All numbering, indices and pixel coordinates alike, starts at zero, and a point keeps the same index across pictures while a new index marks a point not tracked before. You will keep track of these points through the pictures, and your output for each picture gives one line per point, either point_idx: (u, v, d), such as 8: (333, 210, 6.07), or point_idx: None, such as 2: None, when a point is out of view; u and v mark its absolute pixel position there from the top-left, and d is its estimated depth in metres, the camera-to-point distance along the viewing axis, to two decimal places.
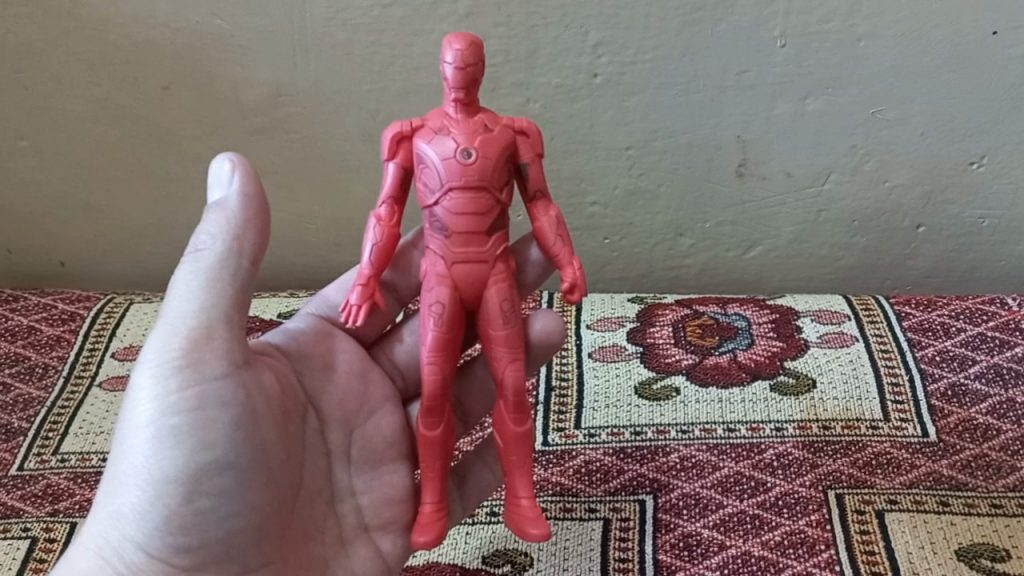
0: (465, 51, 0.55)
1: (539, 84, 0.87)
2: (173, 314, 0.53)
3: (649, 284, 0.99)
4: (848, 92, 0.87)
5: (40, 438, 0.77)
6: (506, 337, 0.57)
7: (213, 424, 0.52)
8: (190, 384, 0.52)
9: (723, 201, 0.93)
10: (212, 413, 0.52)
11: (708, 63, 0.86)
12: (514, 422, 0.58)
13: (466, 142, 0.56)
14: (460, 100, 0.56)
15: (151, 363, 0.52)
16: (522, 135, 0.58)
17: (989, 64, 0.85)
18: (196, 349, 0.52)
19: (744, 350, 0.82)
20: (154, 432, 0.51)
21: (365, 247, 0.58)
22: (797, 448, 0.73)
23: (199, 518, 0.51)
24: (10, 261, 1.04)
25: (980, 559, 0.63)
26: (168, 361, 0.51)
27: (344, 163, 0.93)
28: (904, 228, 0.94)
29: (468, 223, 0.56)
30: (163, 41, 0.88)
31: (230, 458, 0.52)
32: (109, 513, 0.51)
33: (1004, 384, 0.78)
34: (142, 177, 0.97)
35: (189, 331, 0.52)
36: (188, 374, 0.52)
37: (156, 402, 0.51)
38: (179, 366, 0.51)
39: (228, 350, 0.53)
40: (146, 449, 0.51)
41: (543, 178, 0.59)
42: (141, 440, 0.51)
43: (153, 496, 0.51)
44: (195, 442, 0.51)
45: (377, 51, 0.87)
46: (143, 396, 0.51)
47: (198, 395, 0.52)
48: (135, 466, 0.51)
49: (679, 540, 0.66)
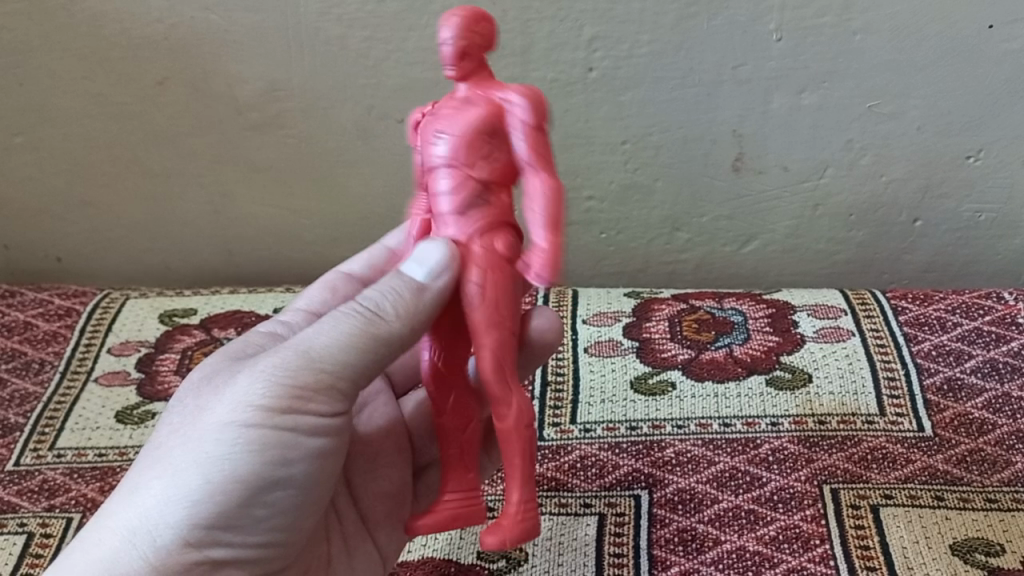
0: (460, 24, 0.48)
1: (534, 78, 0.87)
2: (311, 340, 0.51)
3: (645, 278, 0.99)
4: (843, 86, 0.86)
5: (37, 433, 0.77)
6: (489, 319, 0.48)
7: (297, 456, 0.51)
8: (305, 407, 0.50)
9: (719, 196, 0.93)
10: (303, 444, 0.51)
11: (704, 57, 0.86)
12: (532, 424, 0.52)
13: (459, 117, 0.48)
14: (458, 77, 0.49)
15: (270, 375, 0.50)
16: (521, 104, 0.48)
17: (985, 58, 0.84)
18: (320, 375, 0.50)
19: (740, 345, 0.82)
20: (245, 436, 0.49)
21: None
22: (792, 443, 0.73)
23: (247, 523, 0.50)
24: (8, 257, 1.04)
25: (975, 554, 0.63)
26: (289, 375, 0.50)
27: (340, 158, 0.93)
28: (901, 223, 0.94)
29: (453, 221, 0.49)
30: (157, 37, 0.88)
31: (297, 481, 0.52)
32: (153, 497, 0.49)
33: (999, 378, 0.77)
34: (137, 172, 0.97)
35: (315, 365, 0.50)
36: (306, 397, 0.50)
37: (258, 414, 0.50)
38: (299, 386, 0.50)
39: (341, 393, 0.52)
40: (230, 447, 0.49)
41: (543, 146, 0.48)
42: (227, 438, 0.49)
43: (214, 491, 0.49)
44: (280, 460, 0.50)
45: (371, 46, 0.87)
46: (245, 406, 0.50)
47: (297, 424, 0.50)
48: (203, 459, 0.49)
49: (674, 535, 0.66)
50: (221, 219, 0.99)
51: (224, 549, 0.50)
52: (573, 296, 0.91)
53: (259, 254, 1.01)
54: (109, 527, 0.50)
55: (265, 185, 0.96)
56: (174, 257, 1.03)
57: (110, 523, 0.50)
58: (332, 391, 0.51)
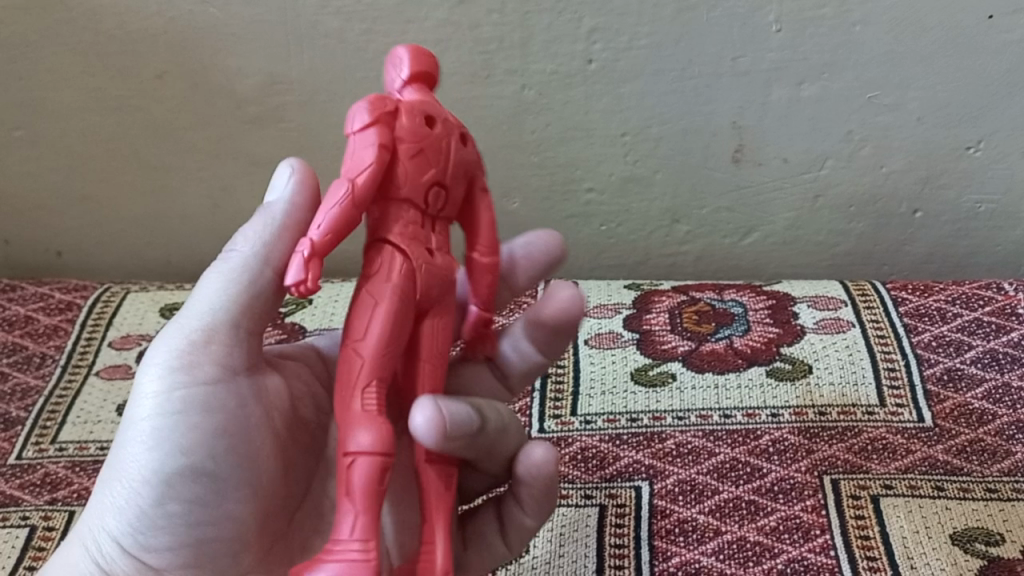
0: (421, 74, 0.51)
1: (533, 71, 0.87)
2: (188, 310, 0.51)
3: (646, 271, 0.99)
4: (843, 77, 0.86)
5: (38, 427, 0.77)
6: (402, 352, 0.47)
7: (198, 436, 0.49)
8: (180, 386, 0.50)
9: (719, 188, 0.93)
10: (198, 426, 0.49)
11: (703, 49, 0.86)
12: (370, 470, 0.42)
13: None
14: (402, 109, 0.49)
15: (154, 362, 0.51)
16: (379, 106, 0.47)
17: (984, 49, 0.84)
18: (193, 350, 0.50)
19: (740, 337, 0.82)
20: (144, 429, 0.50)
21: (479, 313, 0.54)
22: (792, 434, 0.73)
23: (170, 521, 0.50)
24: (8, 252, 1.04)
25: (975, 543, 0.63)
26: (166, 358, 0.50)
27: (339, 151, 0.93)
28: (900, 214, 0.94)
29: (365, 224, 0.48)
30: (157, 31, 0.88)
31: (208, 468, 0.49)
32: (94, 508, 0.52)
33: (1000, 369, 0.78)
34: (137, 167, 0.97)
35: (189, 335, 0.50)
36: (181, 375, 0.50)
37: (148, 403, 0.50)
38: (174, 366, 0.50)
39: (223, 357, 0.51)
40: (133, 443, 0.50)
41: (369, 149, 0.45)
42: (132, 434, 0.50)
43: (132, 492, 0.50)
44: (174, 447, 0.49)
45: (371, 39, 0.87)
46: (139, 396, 0.51)
47: (184, 403, 0.49)
48: (116, 463, 0.51)
49: (675, 525, 0.66)
50: (221, 212, 0.99)
51: (159, 543, 0.51)
52: None
53: None
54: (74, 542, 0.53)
55: (264, 179, 0.96)
56: (174, 251, 1.03)
57: (76, 539, 0.53)
58: (213, 361, 0.50)
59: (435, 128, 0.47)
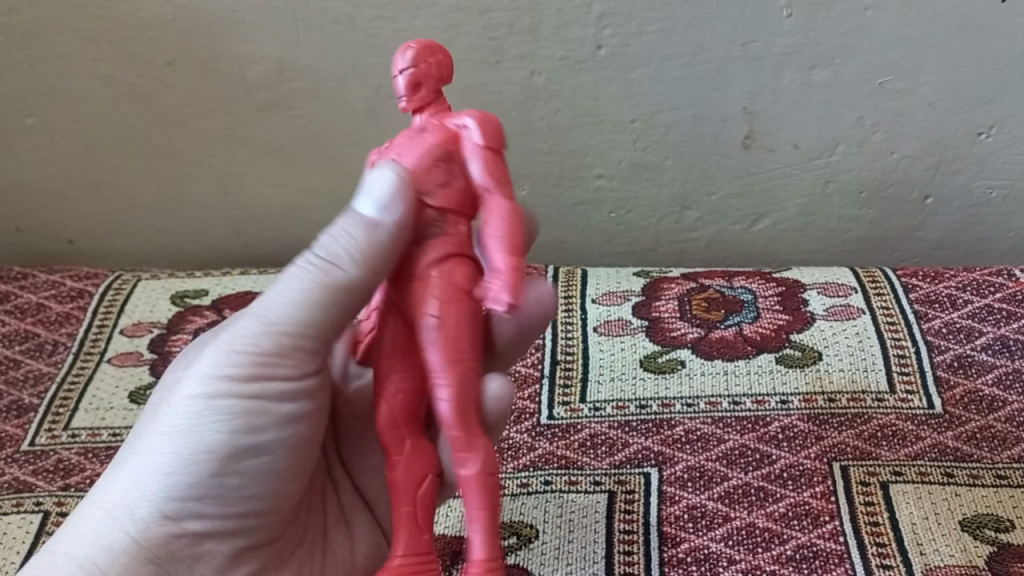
0: (420, 53, 0.48)
1: (542, 57, 0.87)
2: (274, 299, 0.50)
3: (655, 257, 0.99)
4: (855, 62, 0.86)
5: (51, 413, 0.78)
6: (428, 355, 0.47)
7: (268, 420, 0.50)
8: (259, 369, 0.49)
9: (729, 174, 0.93)
10: (271, 409, 0.50)
11: (714, 35, 0.85)
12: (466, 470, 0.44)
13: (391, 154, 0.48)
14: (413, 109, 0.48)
15: (235, 341, 0.49)
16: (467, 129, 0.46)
17: (998, 32, 0.84)
18: (280, 338, 0.49)
19: (749, 324, 0.82)
20: (214, 405, 0.49)
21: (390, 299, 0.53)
22: (802, 421, 0.73)
23: (221, 495, 0.49)
24: (19, 239, 1.05)
25: (985, 529, 0.63)
26: (250, 339, 0.49)
27: (349, 138, 0.93)
28: (912, 200, 0.93)
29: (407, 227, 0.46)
30: (166, 17, 0.88)
31: (269, 454, 0.50)
32: (129, 471, 0.50)
33: (1010, 356, 0.77)
34: (148, 154, 0.98)
35: (275, 324, 0.49)
36: (264, 358, 0.49)
37: (222, 379, 0.49)
38: (258, 348, 0.49)
39: (302, 351, 0.50)
40: (200, 417, 0.49)
41: (500, 173, 0.46)
42: (200, 408, 0.49)
43: (188, 463, 0.48)
44: (246, 426, 0.49)
45: (380, 25, 0.87)
46: (211, 371, 0.49)
47: (265, 390, 0.49)
48: (169, 432, 0.49)
49: (684, 512, 0.66)
50: (231, 199, 0.99)
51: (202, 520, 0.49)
52: (582, 275, 0.91)
53: (269, 234, 1.01)
54: (94, 506, 0.50)
55: (274, 165, 0.96)
56: (184, 239, 1.03)
57: (97, 501, 0.50)
58: (299, 353, 0.50)
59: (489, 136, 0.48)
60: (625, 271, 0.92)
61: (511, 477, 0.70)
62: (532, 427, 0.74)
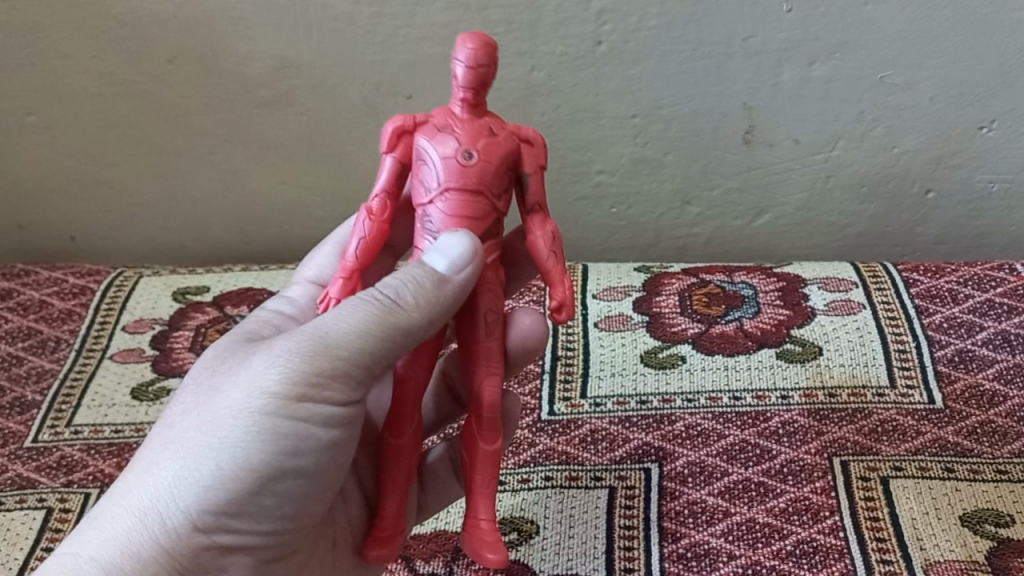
0: (479, 51, 0.51)
1: (542, 52, 0.87)
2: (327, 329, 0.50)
3: (655, 252, 0.99)
4: (855, 57, 0.85)
5: (54, 410, 0.78)
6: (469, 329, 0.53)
7: (310, 447, 0.51)
8: (306, 397, 0.50)
9: (729, 169, 0.93)
10: (316, 434, 0.51)
11: (713, 30, 0.85)
12: (485, 440, 0.53)
13: (450, 138, 0.52)
14: (468, 101, 0.53)
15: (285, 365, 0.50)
16: (527, 144, 0.54)
17: (999, 26, 0.83)
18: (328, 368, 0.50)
19: (750, 319, 0.82)
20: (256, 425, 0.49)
21: (351, 240, 0.53)
22: (802, 416, 0.73)
23: (258, 508, 0.50)
24: (22, 236, 1.05)
25: (985, 524, 0.63)
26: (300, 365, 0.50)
27: (351, 134, 0.94)
28: (913, 194, 0.93)
29: (466, 225, 0.51)
30: (165, 14, 0.88)
31: (303, 479, 0.51)
32: (161, 479, 0.50)
33: (1011, 350, 0.77)
34: (149, 151, 0.98)
35: (321, 353, 0.50)
36: (315, 386, 0.50)
37: (266, 401, 0.49)
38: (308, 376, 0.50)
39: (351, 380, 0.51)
40: (241, 435, 0.49)
41: (543, 190, 0.55)
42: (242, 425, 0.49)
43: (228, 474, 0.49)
44: (290, 448, 0.50)
45: (379, 22, 0.87)
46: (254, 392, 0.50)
47: (310, 419, 0.50)
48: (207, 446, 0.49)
49: (684, 507, 0.66)
50: (233, 196, 1.00)
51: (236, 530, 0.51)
52: (583, 271, 0.91)
53: (271, 229, 1.02)
54: (121, 508, 0.51)
55: (275, 162, 0.96)
56: (186, 235, 1.04)
57: (127, 499, 0.50)
58: (347, 378, 0.51)
59: (534, 147, 0.54)
60: (627, 266, 0.92)
61: (511, 472, 0.70)
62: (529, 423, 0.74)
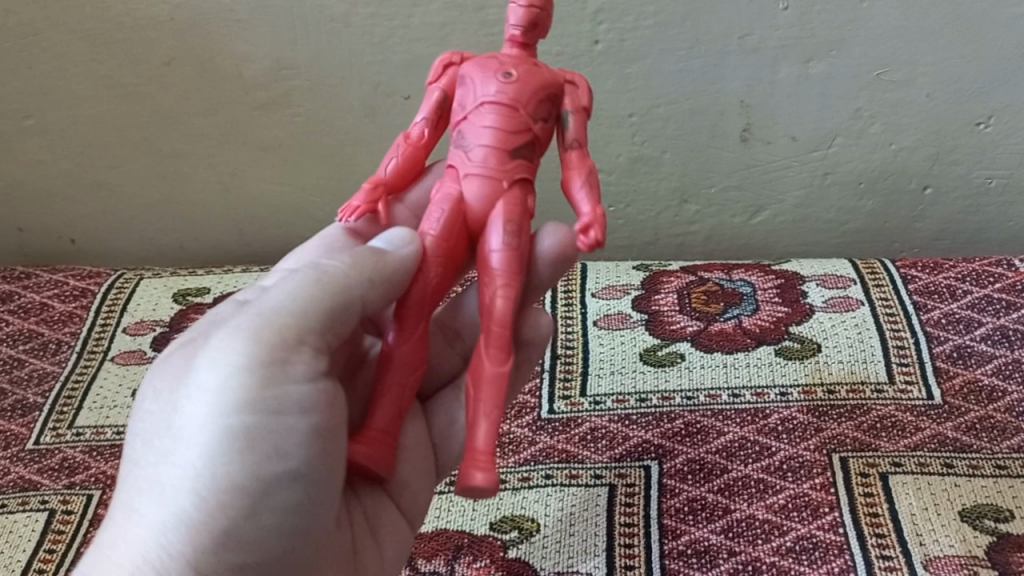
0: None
1: (540, 52, 0.87)
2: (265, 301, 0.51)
3: (654, 251, 1.00)
4: (852, 54, 0.86)
5: (55, 412, 0.78)
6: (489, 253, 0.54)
7: (287, 408, 0.49)
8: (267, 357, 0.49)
9: (727, 167, 0.93)
10: (290, 392, 0.49)
11: (710, 28, 0.85)
12: (491, 360, 0.51)
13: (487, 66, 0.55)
14: (517, 39, 0.55)
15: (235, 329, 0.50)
16: (569, 86, 0.56)
17: (996, 23, 0.83)
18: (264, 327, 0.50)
19: (749, 317, 0.82)
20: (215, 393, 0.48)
21: (388, 159, 0.56)
22: (801, 413, 0.73)
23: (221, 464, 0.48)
24: (22, 239, 1.06)
25: (985, 520, 0.63)
26: (241, 330, 0.50)
27: (350, 134, 0.94)
28: (910, 191, 0.94)
29: (494, 136, 0.53)
30: (164, 17, 0.88)
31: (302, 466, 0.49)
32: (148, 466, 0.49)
33: (1010, 345, 0.77)
34: (148, 153, 0.98)
35: (260, 315, 0.50)
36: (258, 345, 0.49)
37: (219, 371, 0.49)
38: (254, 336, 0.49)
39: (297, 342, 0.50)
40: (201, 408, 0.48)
41: (583, 130, 0.56)
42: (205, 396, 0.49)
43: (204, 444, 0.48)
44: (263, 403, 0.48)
45: (377, 22, 0.87)
46: (208, 358, 0.50)
47: (281, 399, 0.49)
48: (196, 473, 0.48)
49: (684, 504, 0.66)
50: (231, 198, 1.00)
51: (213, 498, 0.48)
52: (582, 269, 0.92)
53: (269, 230, 1.02)
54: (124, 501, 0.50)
55: (274, 164, 0.97)
56: (187, 236, 1.04)
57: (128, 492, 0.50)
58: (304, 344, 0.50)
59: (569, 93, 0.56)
60: (626, 265, 0.92)
61: (511, 471, 0.70)
62: (525, 420, 0.74)
